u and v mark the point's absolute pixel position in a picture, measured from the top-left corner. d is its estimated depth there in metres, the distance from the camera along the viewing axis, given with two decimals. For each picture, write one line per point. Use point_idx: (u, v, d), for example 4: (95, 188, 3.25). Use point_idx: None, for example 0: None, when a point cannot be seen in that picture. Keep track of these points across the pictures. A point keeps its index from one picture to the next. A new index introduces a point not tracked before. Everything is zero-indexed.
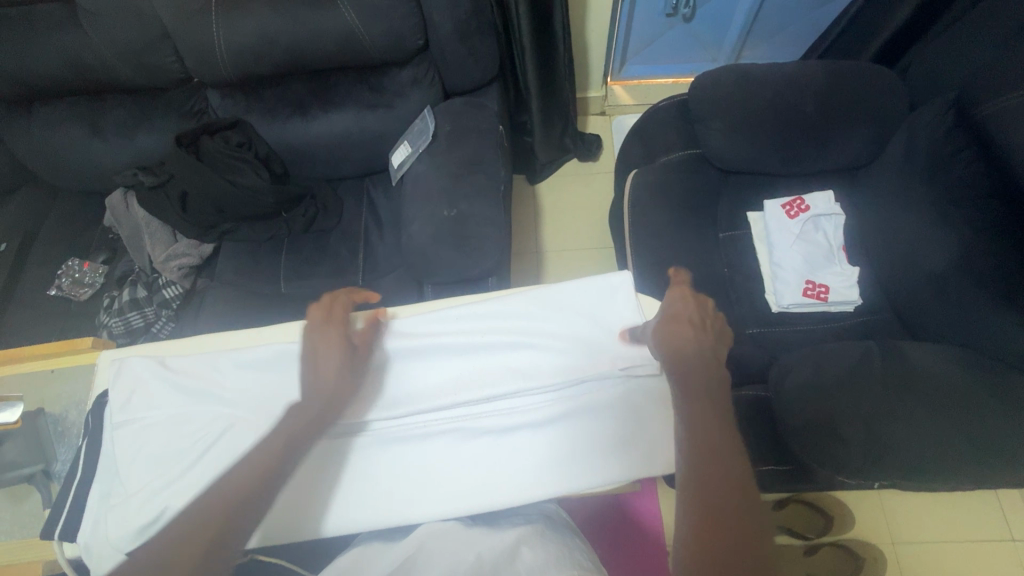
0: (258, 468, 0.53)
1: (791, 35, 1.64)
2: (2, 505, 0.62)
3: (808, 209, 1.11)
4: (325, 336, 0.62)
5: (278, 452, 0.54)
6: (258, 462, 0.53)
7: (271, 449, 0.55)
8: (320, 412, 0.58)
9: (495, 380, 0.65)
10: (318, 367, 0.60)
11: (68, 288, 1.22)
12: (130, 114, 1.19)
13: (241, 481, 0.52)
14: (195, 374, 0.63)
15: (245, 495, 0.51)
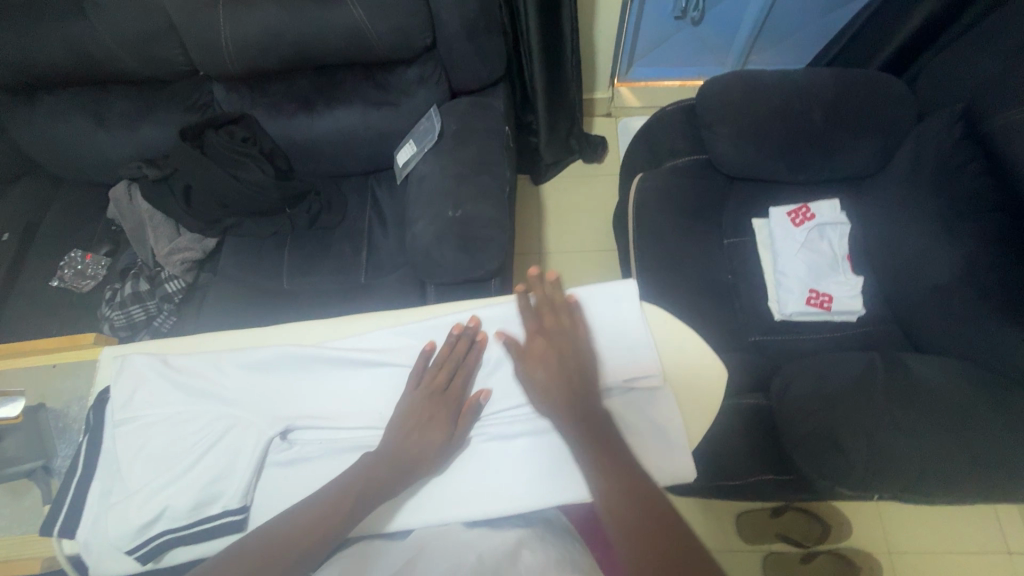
0: (328, 515, 0.54)
1: (800, 41, 1.63)
2: (4, 500, 0.62)
3: (813, 217, 1.10)
4: (435, 402, 0.62)
5: (350, 502, 0.55)
6: (327, 505, 0.55)
7: (342, 496, 0.56)
8: (394, 467, 0.58)
9: (504, 389, 0.65)
10: (411, 431, 0.60)
11: (71, 280, 1.22)
12: (134, 106, 1.19)
13: (311, 518, 0.54)
14: (196, 373, 0.62)
15: (316, 537, 0.53)
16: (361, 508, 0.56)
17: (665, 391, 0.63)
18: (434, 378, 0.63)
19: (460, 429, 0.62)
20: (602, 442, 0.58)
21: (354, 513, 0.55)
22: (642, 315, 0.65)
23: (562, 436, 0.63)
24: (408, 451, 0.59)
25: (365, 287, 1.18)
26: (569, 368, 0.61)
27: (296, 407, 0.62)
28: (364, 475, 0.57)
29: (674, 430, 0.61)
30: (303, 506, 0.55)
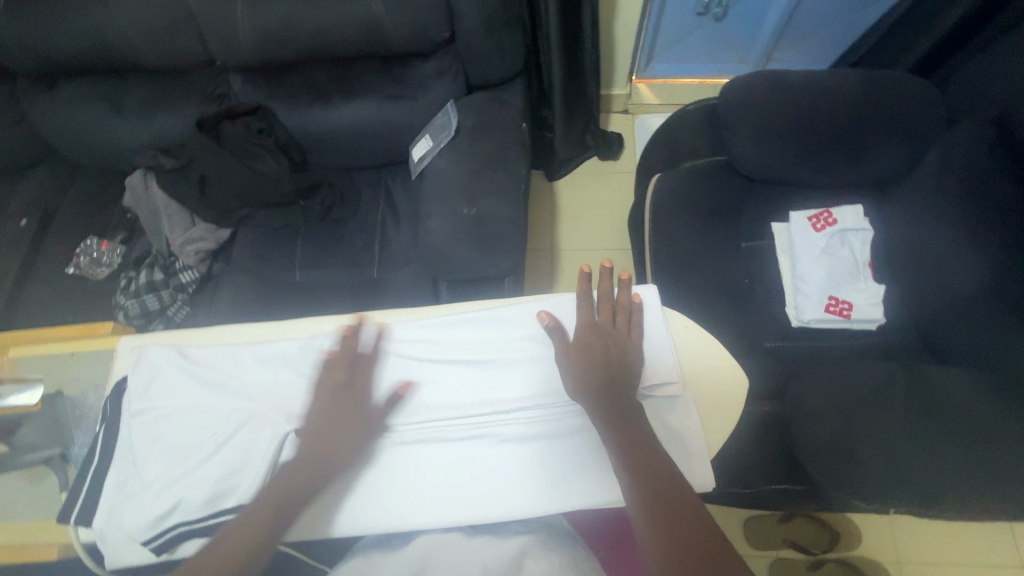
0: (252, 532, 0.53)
1: (826, 39, 1.60)
2: (22, 486, 0.63)
3: (835, 223, 1.08)
4: (344, 401, 0.61)
5: (269, 515, 0.54)
6: (249, 523, 0.54)
7: (262, 510, 0.55)
8: (313, 469, 0.57)
9: (489, 390, 0.63)
10: (326, 431, 0.59)
11: (86, 267, 1.24)
12: (151, 94, 1.18)
13: (237, 537, 0.53)
14: (213, 366, 0.63)
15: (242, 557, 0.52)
16: (282, 519, 0.55)
17: (682, 400, 0.62)
18: (336, 377, 0.62)
19: (376, 424, 0.61)
20: (632, 438, 0.57)
21: (274, 526, 0.54)
22: (664, 323, 0.66)
23: (553, 440, 0.61)
24: (325, 453, 0.58)
25: (376, 282, 1.17)
26: (607, 363, 0.61)
27: (312, 403, 0.62)
28: (285, 484, 0.56)
29: (690, 439, 0.60)
30: (227, 527, 0.54)
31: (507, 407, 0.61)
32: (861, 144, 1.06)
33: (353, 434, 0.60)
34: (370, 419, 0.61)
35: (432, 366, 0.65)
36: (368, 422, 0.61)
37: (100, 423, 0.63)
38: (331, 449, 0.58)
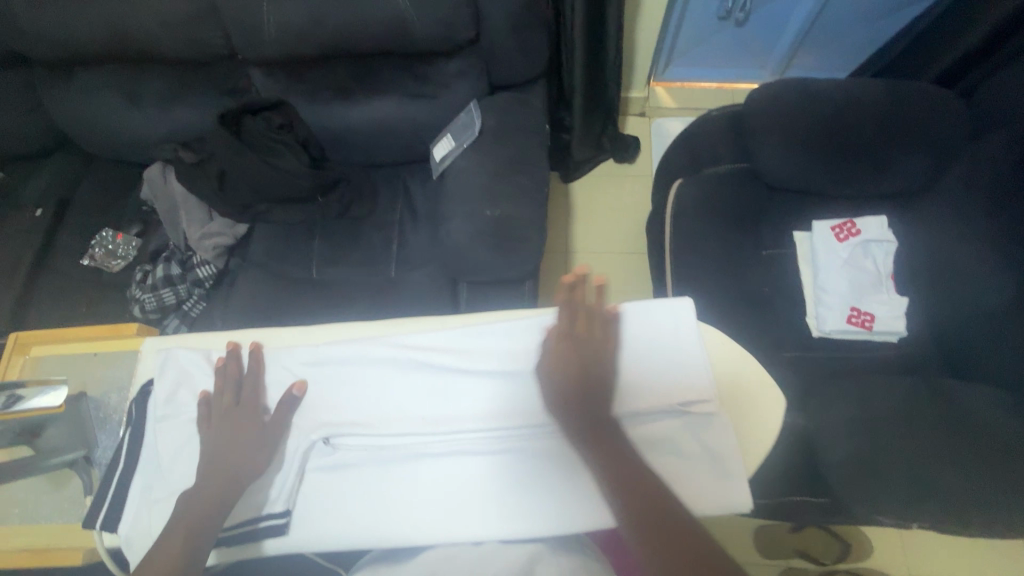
0: (183, 550, 0.52)
1: (846, 48, 1.58)
2: (45, 487, 0.62)
3: (858, 233, 1.07)
4: (237, 417, 0.58)
5: (187, 537, 0.53)
6: (179, 542, 0.53)
7: (183, 531, 0.53)
8: (221, 487, 0.56)
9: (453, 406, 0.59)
10: (227, 449, 0.57)
11: (101, 258, 1.22)
12: (171, 86, 1.17)
13: (170, 556, 0.52)
14: (239, 371, 0.61)
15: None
16: (205, 537, 0.53)
17: (725, 419, 0.56)
18: (228, 397, 0.59)
19: (274, 435, 0.59)
20: (614, 445, 0.56)
21: (199, 545, 0.53)
22: (701, 338, 0.59)
23: (522, 462, 0.58)
24: (226, 474, 0.56)
25: (393, 282, 1.16)
26: (590, 369, 0.58)
27: (332, 413, 0.59)
28: (203, 503, 0.55)
29: (731, 461, 0.55)
30: (160, 547, 0.53)
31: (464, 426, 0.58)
32: (887, 156, 1.05)
33: (250, 450, 0.58)
34: (261, 431, 0.58)
35: (452, 377, 0.60)
36: (264, 433, 0.58)
37: (125, 426, 0.62)
38: (234, 466, 0.57)
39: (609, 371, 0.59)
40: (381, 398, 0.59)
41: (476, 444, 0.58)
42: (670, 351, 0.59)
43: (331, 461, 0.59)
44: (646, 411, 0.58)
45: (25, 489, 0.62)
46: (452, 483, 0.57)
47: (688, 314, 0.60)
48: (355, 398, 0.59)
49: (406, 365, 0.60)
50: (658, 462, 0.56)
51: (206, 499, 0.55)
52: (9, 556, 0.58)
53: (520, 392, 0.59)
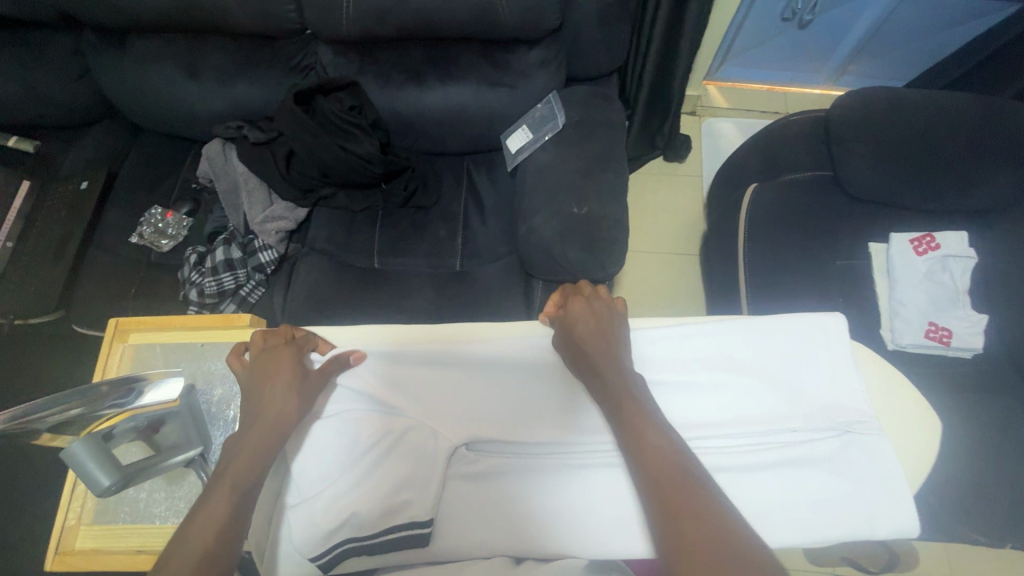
0: (232, 513, 0.46)
1: (907, 56, 1.54)
2: (158, 485, 0.59)
3: (936, 247, 1.05)
4: (281, 362, 0.56)
5: (232, 497, 0.47)
6: (228, 504, 0.46)
7: (226, 491, 0.47)
8: (268, 436, 0.52)
9: (496, 398, 0.59)
10: (264, 395, 0.54)
11: (150, 238, 1.16)
12: (233, 60, 1.10)
13: (218, 517, 0.45)
14: (369, 379, 0.59)
15: (221, 542, 0.44)
16: (251, 495, 0.48)
17: (885, 441, 0.55)
18: (287, 350, 0.58)
19: (312, 387, 0.56)
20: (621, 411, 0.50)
21: (246, 506, 0.47)
22: (856, 358, 0.58)
23: None
24: (268, 427, 0.52)
25: (460, 275, 1.13)
26: (605, 347, 0.55)
27: (477, 419, 0.58)
28: (245, 458, 0.50)
29: (893, 479, 0.53)
30: (200, 512, 0.45)
31: (508, 416, 0.58)
32: (979, 171, 1.03)
33: (290, 396, 0.54)
34: (304, 379, 0.56)
35: None
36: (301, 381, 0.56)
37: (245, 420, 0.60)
38: (270, 419, 0.53)
39: (751, 380, 0.57)
40: (416, 383, 0.59)
41: (527, 435, 0.57)
42: (828, 370, 0.57)
43: (468, 471, 0.58)
44: (809, 427, 0.55)
45: (136, 485, 0.59)
46: (598, 491, 0.56)
47: (845, 333, 0.58)
48: (382, 380, 0.59)
49: (553, 370, 0.60)
50: (820, 483, 0.54)
51: (245, 451, 0.50)
52: (130, 555, 0.56)
53: (664, 406, 0.56)
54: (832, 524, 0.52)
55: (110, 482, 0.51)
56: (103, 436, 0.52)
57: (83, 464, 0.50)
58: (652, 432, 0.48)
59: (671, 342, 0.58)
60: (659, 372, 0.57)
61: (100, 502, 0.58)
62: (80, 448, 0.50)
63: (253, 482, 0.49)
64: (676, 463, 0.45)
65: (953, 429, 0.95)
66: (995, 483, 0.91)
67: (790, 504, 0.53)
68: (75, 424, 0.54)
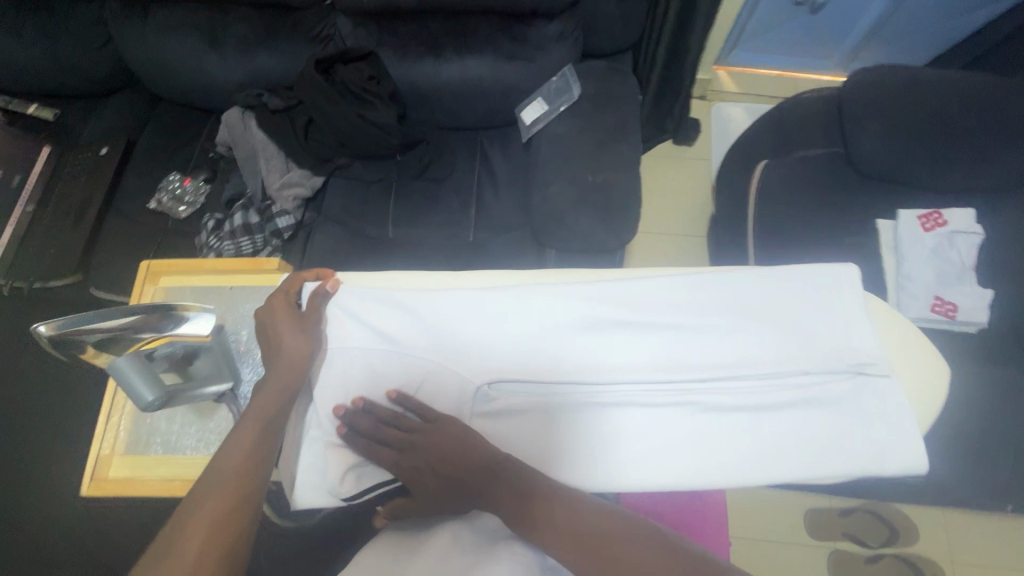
0: (258, 444, 0.51)
1: (917, 43, 1.54)
2: (189, 420, 0.62)
3: (945, 224, 1.06)
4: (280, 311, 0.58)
5: (260, 429, 0.52)
6: (255, 435, 0.51)
7: (254, 423, 0.52)
8: (289, 380, 0.56)
9: (517, 345, 0.60)
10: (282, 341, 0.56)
11: (168, 205, 1.18)
12: (254, 30, 1.10)
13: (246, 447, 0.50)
14: (386, 317, 0.61)
15: (252, 468, 0.49)
16: (275, 427, 0.53)
17: (894, 382, 0.56)
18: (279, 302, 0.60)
19: (313, 323, 0.59)
20: (484, 476, 0.53)
21: (271, 439, 0.52)
22: (868, 308, 0.60)
23: (689, 421, 0.57)
24: (290, 368, 0.56)
25: (473, 245, 1.15)
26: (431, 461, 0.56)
27: (503, 358, 0.60)
28: (272, 394, 0.55)
29: (901, 419, 0.55)
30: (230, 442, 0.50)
31: (529, 360, 0.60)
32: (987, 151, 1.04)
33: (300, 339, 0.57)
34: (305, 321, 0.58)
35: (623, 330, 0.60)
36: (303, 321, 0.58)
37: None
38: (290, 358, 0.56)
39: (763, 326, 0.59)
40: (431, 331, 0.61)
41: (549, 373, 0.59)
42: (841, 319, 0.59)
43: (487, 409, 0.61)
44: (824, 371, 0.57)
45: (167, 419, 0.62)
46: (608, 431, 0.58)
47: (858, 283, 0.60)
48: (395, 326, 0.61)
49: (576, 317, 0.60)
50: (828, 422, 0.56)
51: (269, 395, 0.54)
52: (160, 484, 0.58)
53: (677, 350, 0.59)
54: (839, 462, 0.55)
55: (153, 398, 0.54)
56: (145, 357, 0.56)
57: (129, 379, 0.54)
58: (558, 505, 0.48)
59: (685, 294, 0.60)
60: (674, 319, 0.60)
61: (132, 434, 0.61)
62: (125, 363, 0.54)
63: (277, 415, 0.54)
64: (592, 520, 0.46)
65: (958, 398, 0.96)
66: (996, 450, 0.93)
67: (796, 445, 0.56)
68: (121, 343, 0.57)
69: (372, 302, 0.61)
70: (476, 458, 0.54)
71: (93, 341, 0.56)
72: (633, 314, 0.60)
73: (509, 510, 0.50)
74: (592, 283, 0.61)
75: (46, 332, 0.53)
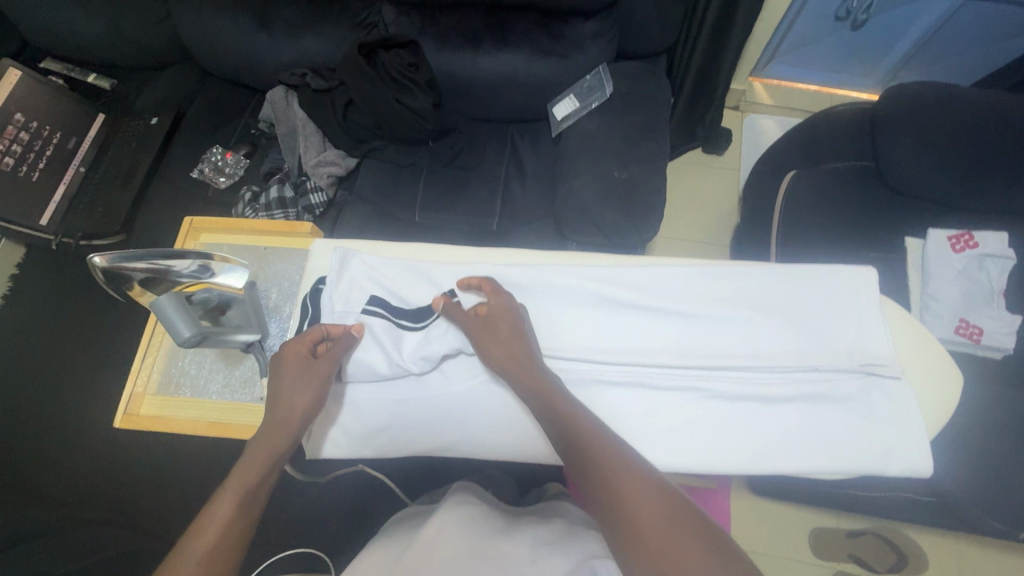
0: (239, 514, 0.49)
1: (961, 66, 1.50)
2: (218, 365, 0.67)
3: (976, 245, 1.02)
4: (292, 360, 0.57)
5: (239, 500, 0.50)
6: (233, 507, 0.49)
7: (234, 494, 0.50)
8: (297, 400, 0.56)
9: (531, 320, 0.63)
10: (283, 393, 0.56)
11: (210, 174, 1.24)
12: (300, 13, 1.13)
13: (222, 521, 0.48)
14: (404, 285, 0.65)
15: (230, 542, 0.47)
16: (260, 497, 0.52)
17: (905, 385, 0.57)
18: (294, 351, 0.58)
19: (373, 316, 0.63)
20: (573, 441, 0.49)
21: (254, 507, 0.50)
22: (883, 311, 0.60)
23: (696, 405, 0.59)
24: (281, 427, 0.55)
25: (497, 234, 1.17)
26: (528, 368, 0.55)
27: None
28: (254, 463, 0.53)
29: (914, 425, 0.56)
30: (209, 512, 0.49)
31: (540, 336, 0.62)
32: None
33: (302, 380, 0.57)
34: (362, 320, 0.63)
35: (633, 313, 0.62)
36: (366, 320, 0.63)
37: (297, 317, 0.67)
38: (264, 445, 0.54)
39: (777, 323, 0.60)
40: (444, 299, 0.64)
41: (561, 351, 0.61)
42: (854, 322, 0.60)
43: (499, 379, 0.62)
44: (835, 368, 0.57)
45: (198, 365, 0.67)
46: (619, 410, 0.59)
47: (873, 286, 0.61)
48: (413, 293, 0.65)
49: (588, 299, 0.63)
50: (836, 416, 0.57)
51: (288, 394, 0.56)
52: (187, 423, 0.64)
53: (690, 337, 0.61)
54: (842, 459, 0.55)
55: (190, 335, 0.59)
56: (185, 298, 0.60)
57: (169, 315, 0.58)
58: (611, 456, 0.47)
59: (697, 285, 0.63)
60: (687, 306, 0.62)
61: (163, 376, 0.67)
62: (168, 300, 0.58)
63: (261, 483, 0.52)
64: (639, 482, 0.45)
65: (979, 422, 0.94)
66: (1016, 478, 0.90)
67: (805, 437, 0.56)
68: (163, 283, 0.63)
69: (393, 269, 0.66)
70: (562, 431, 0.50)
71: (138, 277, 0.61)
72: (646, 301, 0.62)
73: (567, 442, 0.50)
74: (601, 267, 0.64)
75: (100, 262, 0.57)
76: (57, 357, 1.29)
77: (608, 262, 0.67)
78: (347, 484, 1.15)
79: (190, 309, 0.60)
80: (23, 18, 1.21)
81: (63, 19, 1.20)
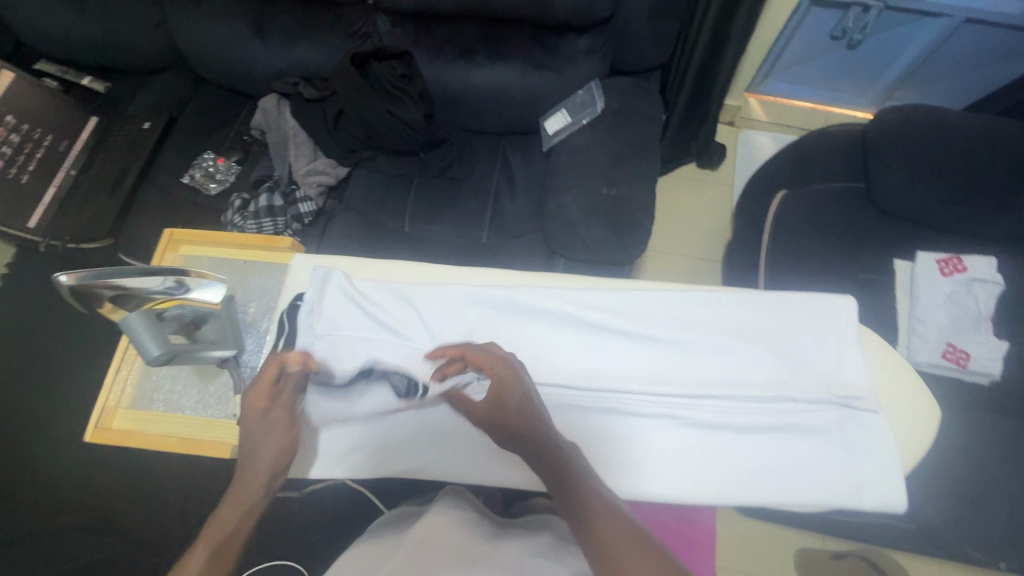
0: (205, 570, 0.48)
1: (956, 88, 1.51)
2: (193, 381, 0.67)
3: (964, 270, 1.02)
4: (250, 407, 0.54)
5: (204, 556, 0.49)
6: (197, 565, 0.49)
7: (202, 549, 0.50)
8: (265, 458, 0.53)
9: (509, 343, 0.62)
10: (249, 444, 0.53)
11: (200, 180, 1.24)
12: (294, 21, 1.13)
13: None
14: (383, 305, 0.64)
15: None
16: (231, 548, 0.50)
17: (881, 417, 0.57)
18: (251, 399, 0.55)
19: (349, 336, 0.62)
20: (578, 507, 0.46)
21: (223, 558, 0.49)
22: (860, 341, 0.60)
23: (674, 434, 0.58)
24: (250, 479, 0.52)
25: (486, 246, 1.17)
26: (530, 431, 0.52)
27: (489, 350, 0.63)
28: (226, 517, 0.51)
29: (891, 457, 0.55)
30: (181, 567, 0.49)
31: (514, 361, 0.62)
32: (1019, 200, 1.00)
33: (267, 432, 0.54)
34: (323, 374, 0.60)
35: (613, 338, 0.62)
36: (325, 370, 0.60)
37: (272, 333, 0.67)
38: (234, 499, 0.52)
39: (754, 352, 0.60)
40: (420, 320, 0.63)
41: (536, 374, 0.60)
42: (832, 354, 0.59)
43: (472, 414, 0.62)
44: (809, 399, 0.57)
45: (173, 380, 0.67)
46: (596, 435, 0.59)
47: (849, 315, 0.61)
48: (390, 313, 0.64)
49: (568, 320, 0.62)
50: (813, 448, 0.57)
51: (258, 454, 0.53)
52: (158, 438, 0.64)
53: (667, 364, 0.60)
54: (815, 494, 0.55)
55: (159, 352, 0.58)
56: (156, 315, 0.60)
57: (139, 333, 0.58)
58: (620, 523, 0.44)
59: (678, 313, 0.62)
60: (667, 335, 0.61)
61: (138, 389, 0.67)
62: (138, 318, 0.58)
63: (234, 534, 0.51)
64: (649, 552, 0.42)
65: (963, 448, 0.94)
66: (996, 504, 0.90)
67: (779, 469, 0.56)
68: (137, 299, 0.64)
69: (373, 289, 0.65)
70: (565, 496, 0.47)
71: (110, 293, 0.62)
72: (628, 326, 0.61)
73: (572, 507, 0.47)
74: (582, 291, 0.63)
75: (68, 281, 0.58)
76: (45, 359, 1.28)
77: (591, 285, 0.67)
78: (331, 494, 1.14)
79: (161, 326, 0.60)
80: (19, 20, 1.21)
81: (59, 22, 1.20)
